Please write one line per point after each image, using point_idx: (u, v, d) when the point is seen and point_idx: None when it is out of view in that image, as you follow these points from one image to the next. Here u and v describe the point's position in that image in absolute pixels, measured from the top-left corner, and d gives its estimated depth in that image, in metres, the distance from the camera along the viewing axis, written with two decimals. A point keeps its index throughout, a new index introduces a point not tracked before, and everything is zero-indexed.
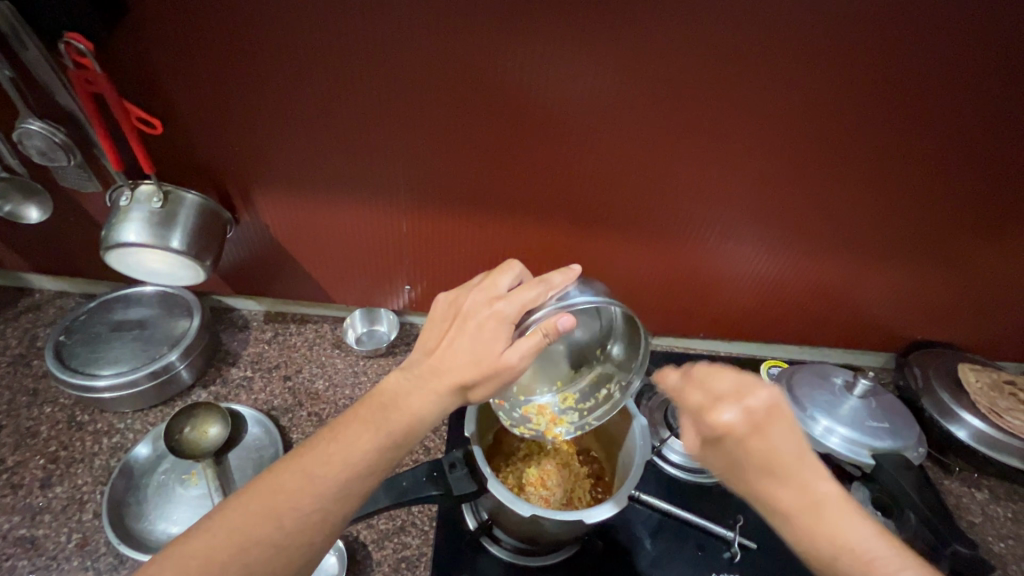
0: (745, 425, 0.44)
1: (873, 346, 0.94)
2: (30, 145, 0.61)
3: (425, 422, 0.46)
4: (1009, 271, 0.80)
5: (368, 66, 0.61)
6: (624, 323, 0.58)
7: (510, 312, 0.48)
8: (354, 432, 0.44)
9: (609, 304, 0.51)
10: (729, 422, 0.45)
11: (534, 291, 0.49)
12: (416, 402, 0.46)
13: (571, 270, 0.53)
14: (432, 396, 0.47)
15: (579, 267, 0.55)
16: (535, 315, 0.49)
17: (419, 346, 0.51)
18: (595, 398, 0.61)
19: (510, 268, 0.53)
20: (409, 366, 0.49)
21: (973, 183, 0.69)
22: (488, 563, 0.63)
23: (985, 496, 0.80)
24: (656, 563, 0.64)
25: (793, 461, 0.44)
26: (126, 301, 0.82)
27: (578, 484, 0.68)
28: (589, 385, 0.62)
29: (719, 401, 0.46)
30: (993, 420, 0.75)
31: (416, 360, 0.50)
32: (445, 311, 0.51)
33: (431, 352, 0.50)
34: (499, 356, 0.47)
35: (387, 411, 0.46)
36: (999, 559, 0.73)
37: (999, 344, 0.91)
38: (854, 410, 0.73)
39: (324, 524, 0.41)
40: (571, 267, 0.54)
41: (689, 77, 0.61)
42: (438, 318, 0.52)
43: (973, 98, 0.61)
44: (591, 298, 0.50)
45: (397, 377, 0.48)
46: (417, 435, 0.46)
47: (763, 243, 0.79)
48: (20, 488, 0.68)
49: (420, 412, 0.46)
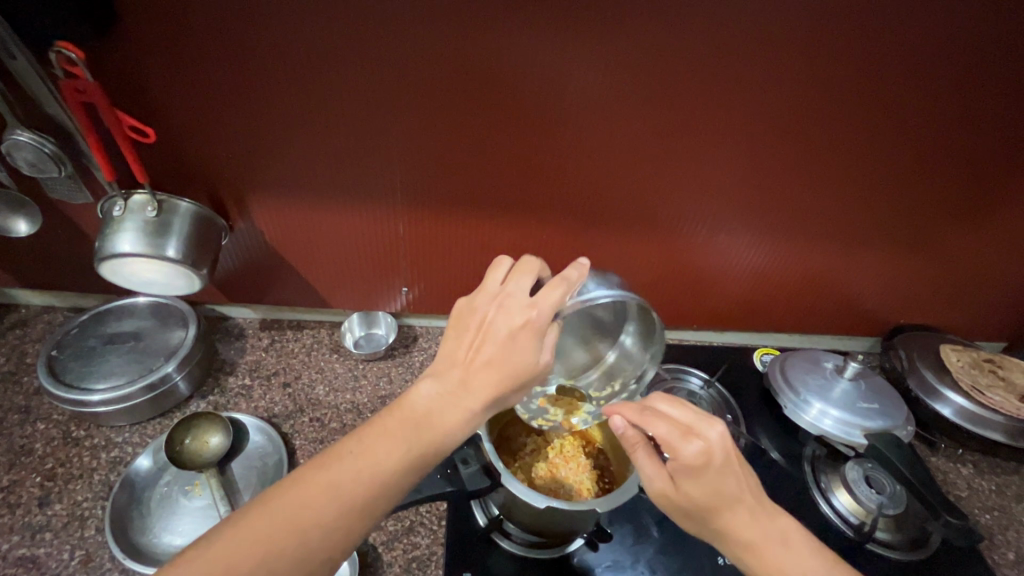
0: (723, 448, 0.47)
1: (859, 331, 0.98)
2: (20, 157, 0.61)
3: (459, 434, 0.48)
4: (985, 254, 0.83)
5: (366, 72, 0.62)
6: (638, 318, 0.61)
7: (540, 322, 0.48)
8: (382, 439, 0.45)
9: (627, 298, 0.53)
10: (710, 446, 0.46)
11: (556, 292, 0.48)
12: (450, 418, 0.47)
13: (582, 263, 0.53)
14: (465, 411, 0.47)
15: (584, 259, 0.54)
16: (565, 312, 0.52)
17: (445, 351, 0.50)
18: (610, 387, 0.64)
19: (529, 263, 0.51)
20: (441, 374, 0.49)
21: (948, 171, 0.73)
22: (499, 557, 0.64)
23: (970, 471, 0.83)
24: (663, 549, 0.66)
25: (754, 489, 0.49)
26: (119, 313, 0.81)
27: (585, 475, 0.69)
28: (601, 376, 0.65)
29: (693, 427, 0.48)
30: (975, 397, 0.78)
31: (446, 370, 0.49)
32: (468, 316, 0.50)
33: (460, 361, 0.49)
34: (531, 365, 0.48)
35: (421, 425, 0.46)
36: (986, 530, 0.76)
37: (976, 325, 0.95)
38: (847, 392, 0.75)
39: (345, 526, 0.42)
40: (579, 261, 0.53)
41: (680, 75, 0.63)
42: (462, 324, 0.50)
43: (947, 87, 0.64)
44: (609, 294, 0.52)
45: (430, 387, 0.48)
46: (450, 445, 0.48)
47: (753, 234, 0.81)
48: (18, 508, 0.66)
49: (455, 425, 0.47)
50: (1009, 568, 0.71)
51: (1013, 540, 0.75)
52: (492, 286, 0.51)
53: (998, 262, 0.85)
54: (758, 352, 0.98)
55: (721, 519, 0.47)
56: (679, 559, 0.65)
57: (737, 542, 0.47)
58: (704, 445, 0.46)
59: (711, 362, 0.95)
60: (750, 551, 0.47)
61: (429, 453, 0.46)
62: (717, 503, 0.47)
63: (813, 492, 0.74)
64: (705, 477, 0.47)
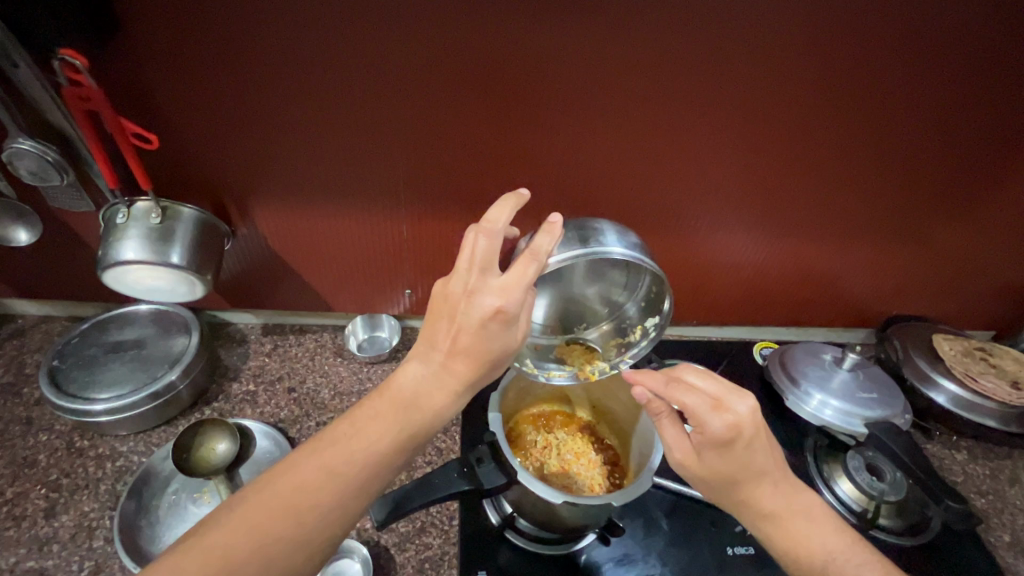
0: (752, 422, 0.49)
1: (854, 323, 1.00)
2: (22, 165, 0.60)
3: (445, 413, 0.50)
4: (973, 245, 0.86)
5: (369, 76, 0.62)
6: (649, 286, 0.63)
7: (513, 308, 0.47)
8: (373, 423, 0.48)
9: (636, 259, 0.55)
10: (740, 418, 0.48)
11: (526, 275, 0.47)
12: (437, 399, 0.49)
13: (553, 228, 0.50)
14: (450, 395, 0.49)
15: (558, 219, 0.50)
16: (558, 256, 0.53)
17: (427, 333, 0.50)
18: (612, 345, 0.67)
19: (509, 201, 0.49)
20: (426, 357, 0.50)
21: (939, 165, 0.75)
22: (511, 555, 0.65)
23: (965, 456, 0.86)
24: (672, 541, 0.67)
25: (777, 463, 0.51)
26: (120, 322, 0.80)
27: (594, 471, 0.71)
28: (602, 334, 0.67)
29: (723, 400, 0.50)
30: (968, 384, 0.80)
31: (430, 352, 0.49)
32: (444, 301, 0.48)
33: (441, 344, 0.49)
34: (504, 347, 0.49)
35: (409, 408, 0.48)
36: (982, 513, 0.78)
37: (966, 314, 0.98)
38: (845, 382, 0.77)
39: None
40: (552, 218, 0.50)
41: (679, 75, 0.64)
42: (440, 308, 0.49)
43: (937, 84, 0.66)
44: (623, 252, 0.54)
45: (416, 371, 0.50)
46: (437, 426, 0.50)
47: (751, 230, 0.83)
48: (23, 520, 0.65)
49: (441, 406, 0.49)
50: (1005, 549, 0.74)
51: (1009, 523, 0.77)
52: (463, 265, 0.47)
53: (988, 252, 0.87)
54: (757, 346, 0.99)
55: (744, 490, 0.51)
56: (688, 551, 0.66)
57: (755, 512, 0.51)
58: (732, 419, 0.48)
59: (712, 357, 0.96)
60: (771, 521, 0.51)
61: (424, 433, 0.49)
62: (742, 476, 0.50)
63: (816, 482, 0.75)
64: (735, 449, 0.49)
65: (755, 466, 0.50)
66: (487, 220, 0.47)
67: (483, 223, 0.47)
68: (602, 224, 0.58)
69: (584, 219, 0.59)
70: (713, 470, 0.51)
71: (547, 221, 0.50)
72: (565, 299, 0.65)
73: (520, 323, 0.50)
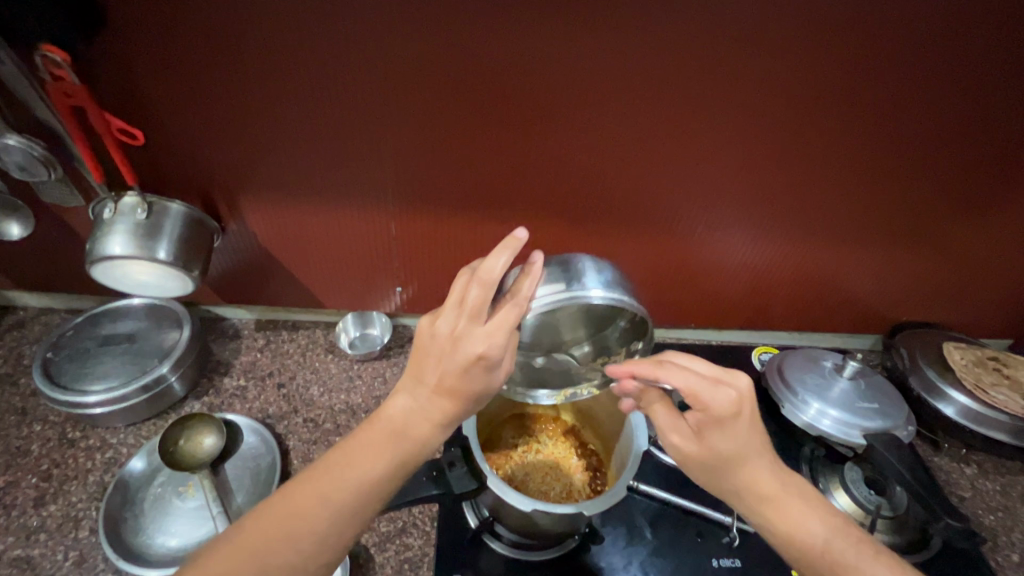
0: (748, 399, 0.50)
1: (860, 329, 0.96)
2: (9, 160, 0.61)
3: (433, 443, 0.49)
4: (987, 249, 0.82)
5: (352, 72, 0.61)
6: (633, 319, 0.58)
7: (496, 353, 0.46)
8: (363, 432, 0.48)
9: (619, 300, 0.51)
10: (738, 397, 0.49)
11: (510, 321, 0.46)
12: (421, 428, 0.49)
13: (534, 268, 0.48)
14: (436, 426, 0.49)
15: (541, 255, 0.49)
16: (541, 300, 0.49)
17: (414, 366, 0.49)
18: (596, 366, 0.62)
19: (505, 247, 0.45)
20: (413, 390, 0.49)
21: (947, 164, 0.71)
22: (491, 560, 0.63)
23: (974, 471, 0.82)
24: (656, 550, 0.65)
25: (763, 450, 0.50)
26: (114, 315, 0.81)
27: (575, 478, 0.70)
28: (585, 354, 0.62)
29: (718, 379, 0.50)
30: (979, 396, 0.76)
31: (418, 386, 0.49)
32: (432, 339, 0.47)
33: (428, 379, 0.48)
34: (488, 385, 0.48)
35: (400, 435, 0.48)
36: (989, 532, 0.74)
37: (980, 321, 0.93)
38: (845, 392, 0.74)
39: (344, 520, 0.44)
40: (534, 257, 0.48)
41: (667, 71, 0.62)
42: (426, 345, 0.48)
43: (945, 81, 0.62)
44: (605, 295, 0.50)
45: (404, 402, 0.49)
46: (425, 454, 0.50)
47: (749, 231, 0.80)
48: (13, 508, 0.67)
49: (428, 437, 0.49)
50: (1013, 570, 0.70)
51: (1017, 542, 0.73)
52: (453, 307, 0.46)
53: (1003, 257, 0.83)
54: (757, 350, 0.96)
55: (742, 473, 0.49)
56: (673, 561, 0.64)
57: (755, 494, 0.49)
58: (735, 394, 0.49)
59: (708, 361, 0.94)
60: (764, 511, 0.49)
61: (411, 454, 0.49)
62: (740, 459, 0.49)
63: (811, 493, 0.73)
64: (733, 424, 0.49)
65: (756, 442, 0.50)
66: (484, 269, 0.45)
67: (478, 271, 0.45)
68: (584, 261, 0.54)
69: (566, 254, 0.55)
70: (708, 459, 0.50)
71: (529, 258, 0.49)
72: (542, 322, 0.57)
73: (504, 365, 0.48)
